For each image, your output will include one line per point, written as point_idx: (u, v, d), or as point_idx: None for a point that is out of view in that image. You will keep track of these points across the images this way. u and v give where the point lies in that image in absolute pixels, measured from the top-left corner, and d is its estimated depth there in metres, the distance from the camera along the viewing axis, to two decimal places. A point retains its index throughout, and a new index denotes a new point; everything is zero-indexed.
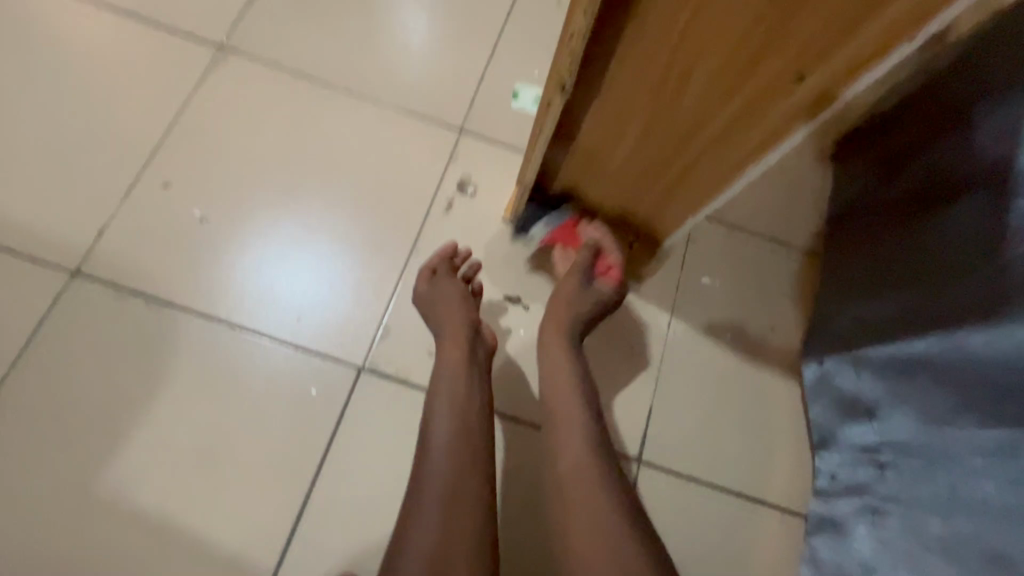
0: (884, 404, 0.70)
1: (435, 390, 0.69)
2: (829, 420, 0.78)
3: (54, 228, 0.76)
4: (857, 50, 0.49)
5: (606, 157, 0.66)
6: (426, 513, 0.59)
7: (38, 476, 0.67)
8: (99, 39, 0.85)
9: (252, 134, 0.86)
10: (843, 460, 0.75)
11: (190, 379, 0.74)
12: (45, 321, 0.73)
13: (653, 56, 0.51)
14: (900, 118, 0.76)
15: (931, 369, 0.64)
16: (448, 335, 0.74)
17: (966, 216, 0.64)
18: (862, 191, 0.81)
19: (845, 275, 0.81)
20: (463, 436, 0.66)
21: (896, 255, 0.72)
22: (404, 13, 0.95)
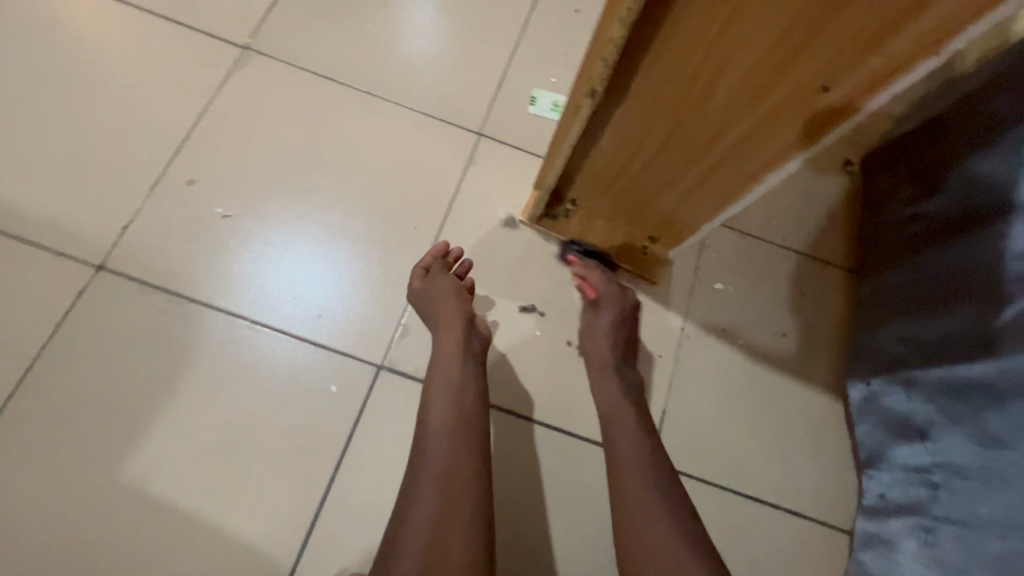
0: (935, 426, 0.70)
1: (431, 386, 0.68)
2: (875, 438, 0.78)
3: (82, 225, 0.82)
4: (885, 62, 0.48)
5: (635, 159, 0.69)
6: (421, 503, 0.58)
7: (68, 456, 0.74)
8: (136, 47, 0.91)
9: (268, 134, 0.90)
10: (893, 480, 0.74)
11: (209, 370, 0.79)
12: (71, 313, 0.79)
13: (687, 56, 0.54)
14: (924, 137, 0.83)
15: (988, 394, 0.64)
16: (447, 327, 0.73)
17: (991, 235, 0.68)
18: (895, 204, 0.86)
19: (885, 289, 0.84)
20: (462, 424, 0.64)
21: (946, 265, 0.74)
22: (424, 18, 0.99)
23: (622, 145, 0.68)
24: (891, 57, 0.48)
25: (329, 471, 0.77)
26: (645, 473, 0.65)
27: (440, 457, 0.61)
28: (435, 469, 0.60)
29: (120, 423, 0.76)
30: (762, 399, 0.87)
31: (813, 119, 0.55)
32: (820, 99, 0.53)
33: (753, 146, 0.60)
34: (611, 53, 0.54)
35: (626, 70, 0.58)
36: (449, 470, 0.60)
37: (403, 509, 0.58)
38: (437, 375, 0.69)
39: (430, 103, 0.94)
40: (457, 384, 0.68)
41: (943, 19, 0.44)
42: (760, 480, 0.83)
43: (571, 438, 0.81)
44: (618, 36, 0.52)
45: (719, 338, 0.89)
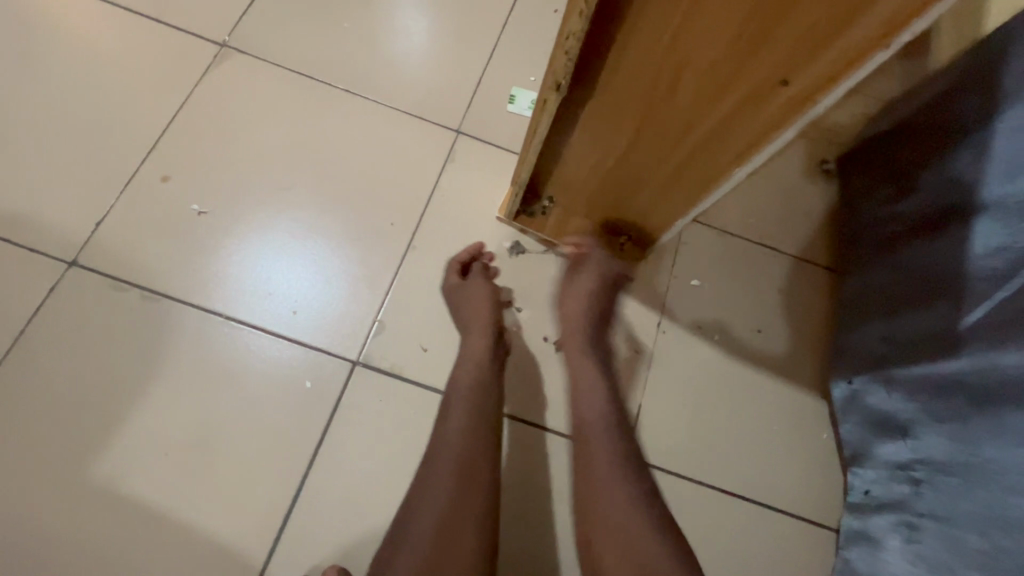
0: (917, 423, 0.66)
1: (454, 383, 0.71)
2: (861, 437, 0.75)
3: (54, 221, 0.81)
4: (842, 53, 0.49)
5: (608, 152, 0.69)
6: (435, 488, 0.61)
7: (37, 454, 0.73)
8: (112, 43, 0.91)
9: (245, 131, 0.90)
10: (879, 477, 0.71)
11: (182, 367, 0.78)
12: (42, 309, 0.78)
13: (651, 46, 0.54)
14: (903, 130, 0.81)
15: (969, 390, 0.60)
16: (479, 325, 0.77)
17: (966, 228, 0.66)
18: (876, 199, 0.84)
19: (863, 284, 0.81)
20: (476, 423, 0.67)
21: (922, 259, 0.72)
22: (403, 17, 0.99)
23: (593, 136, 0.68)
24: (848, 48, 0.49)
25: (303, 468, 0.77)
26: (615, 459, 0.65)
27: (458, 447, 0.64)
28: (453, 457, 0.63)
29: (91, 420, 0.75)
30: (737, 394, 0.87)
31: (779, 109, 0.55)
32: (782, 91, 0.54)
33: (721, 136, 0.61)
34: (574, 46, 0.54)
35: (591, 63, 0.58)
36: (461, 467, 0.62)
37: (417, 495, 0.61)
38: (460, 373, 0.72)
39: (409, 101, 0.94)
40: (478, 382, 0.71)
41: (892, 12, 0.45)
42: (735, 474, 0.84)
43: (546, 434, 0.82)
44: (580, 29, 0.53)
45: (695, 334, 0.89)
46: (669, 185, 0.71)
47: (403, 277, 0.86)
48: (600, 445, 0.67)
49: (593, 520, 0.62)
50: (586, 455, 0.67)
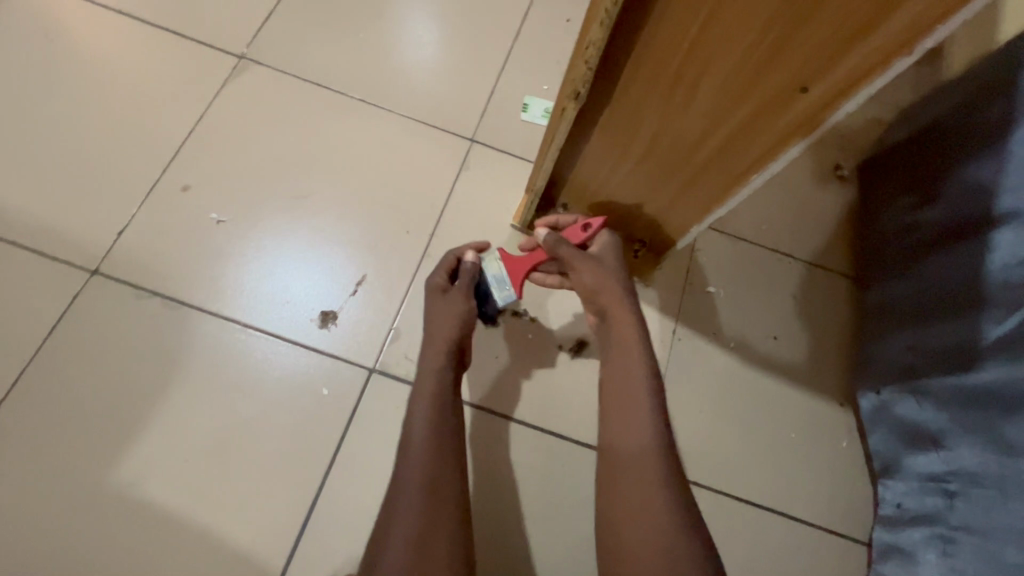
0: (948, 433, 0.63)
1: (415, 396, 0.67)
2: (891, 449, 0.71)
3: (77, 231, 0.83)
4: (860, 60, 0.49)
5: (624, 158, 0.69)
6: (401, 507, 0.58)
7: (58, 460, 0.74)
8: (134, 57, 0.93)
9: (262, 142, 0.91)
10: (909, 489, 0.67)
11: (201, 374, 0.79)
12: (65, 317, 0.79)
13: (669, 52, 0.54)
14: (926, 135, 0.80)
15: (1006, 400, 0.57)
16: (440, 334, 0.71)
17: (992, 233, 0.65)
18: (897, 205, 0.82)
19: (884, 291, 0.80)
20: (439, 440, 0.63)
21: (944, 265, 0.70)
22: (418, 28, 1.01)
23: (610, 141, 0.68)
24: (867, 55, 0.48)
25: (320, 475, 0.77)
26: (650, 439, 0.62)
27: (420, 464, 0.61)
28: (416, 476, 0.60)
29: (112, 428, 0.76)
30: (754, 402, 0.87)
31: (798, 114, 0.55)
32: (800, 98, 0.53)
33: (739, 141, 0.60)
34: (593, 56, 0.55)
35: (608, 72, 0.58)
36: (429, 488, 0.59)
37: (387, 513, 0.58)
38: (421, 385, 0.68)
39: (423, 111, 0.95)
40: (438, 395, 0.67)
41: (909, 20, 0.45)
42: (753, 483, 0.83)
43: (562, 441, 0.82)
44: (598, 38, 0.53)
45: (711, 341, 0.89)
46: (685, 189, 0.70)
47: (418, 284, 0.86)
48: (637, 429, 0.62)
49: (610, 501, 0.61)
50: (623, 436, 0.63)
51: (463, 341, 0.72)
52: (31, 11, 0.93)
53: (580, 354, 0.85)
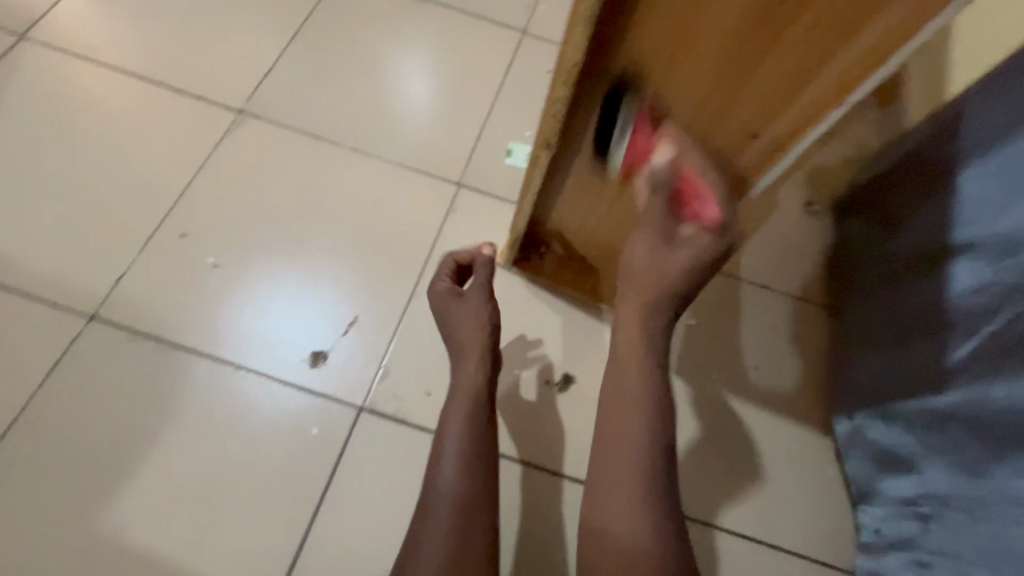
0: (918, 456, 0.64)
1: (449, 414, 0.70)
2: (865, 474, 0.71)
3: (78, 276, 0.86)
4: (803, 110, 0.56)
5: (600, 200, 0.74)
6: (432, 526, 0.62)
7: (48, 504, 0.74)
8: (139, 112, 0.98)
9: (259, 189, 0.95)
10: (886, 514, 0.67)
11: (192, 415, 0.80)
12: (61, 361, 0.81)
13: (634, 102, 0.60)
14: (889, 176, 0.84)
15: (967, 421, 0.59)
16: (470, 352, 0.74)
17: (952, 266, 0.68)
18: (866, 240, 0.86)
19: (857, 321, 0.82)
20: (468, 474, 0.65)
21: (910, 295, 0.73)
22: (408, 81, 1.07)
23: (587, 180, 0.73)
24: (806, 108, 0.55)
25: (308, 516, 0.77)
26: (641, 513, 0.58)
27: (451, 484, 0.64)
28: (450, 496, 0.64)
29: (103, 470, 0.76)
30: (740, 432, 0.88)
31: (755, 156, 0.62)
32: (754, 142, 0.60)
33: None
34: (560, 107, 0.62)
35: (577, 124, 0.65)
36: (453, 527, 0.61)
37: (416, 531, 0.62)
38: (453, 403, 0.71)
39: (412, 158, 1.00)
40: (473, 422, 0.69)
41: (842, 74, 0.52)
42: (740, 514, 0.83)
43: (550, 476, 0.82)
44: (565, 93, 0.60)
45: (694, 372, 0.91)
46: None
47: (407, 323, 0.89)
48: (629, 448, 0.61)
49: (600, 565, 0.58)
50: (616, 443, 0.61)
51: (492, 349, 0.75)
52: (43, 72, 0.99)
53: (567, 388, 0.87)
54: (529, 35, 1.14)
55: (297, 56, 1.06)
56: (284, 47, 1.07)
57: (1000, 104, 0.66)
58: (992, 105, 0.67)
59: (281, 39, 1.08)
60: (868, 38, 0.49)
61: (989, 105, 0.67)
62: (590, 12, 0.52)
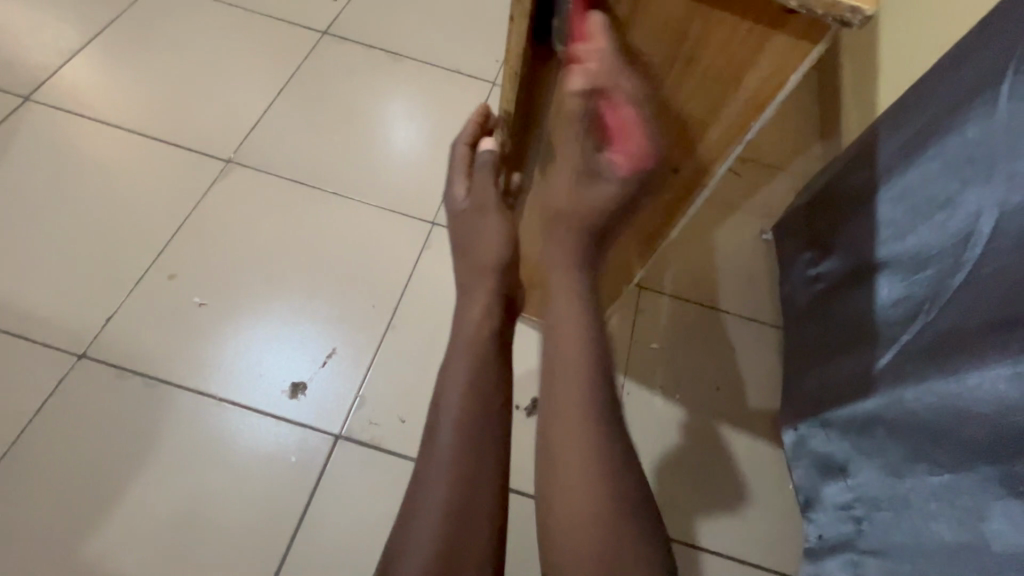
0: (852, 462, 0.73)
1: (451, 359, 0.63)
2: (810, 481, 0.80)
3: (69, 318, 0.91)
4: (711, 145, 0.63)
5: None
6: (437, 472, 0.56)
7: (32, 540, 0.77)
8: (133, 164, 1.06)
9: (244, 232, 1.02)
10: (828, 519, 0.75)
11: (175, 448, 0.84)
12: (50, 398, 0.85)
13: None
14: (814, 207, 0.93)
15: (885, 425, 0.67)
16: (476, 292, 0.67)
17: (876, 285, 0.75)
18: (803, 264, 0.94)
19: (803, 338, 0.90)
20: (475, 426, 0.59)
21: (845, 312, 0.81)
22: (385, 129, 1.16)
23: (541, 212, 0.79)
24: (714, 143, 0.63)
25: (285, 544, 0.80)
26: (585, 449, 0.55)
27: (455, 434, 0.58)
28: (452, 441, 0.58)
29: (87, 503, 0.79)
30: (702, 451, 0.92)
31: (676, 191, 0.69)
32: (673, 177, 0.68)
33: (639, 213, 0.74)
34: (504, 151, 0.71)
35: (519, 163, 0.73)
36: (458, 490, 0.56)
37: (420, 478, 0.57)
38: (456, 346, 0.64)
39: (389, 200, 1.08)
40: (482, 364, 0.63)
41: (735, 119, 0.60)
42: (703, 529, 0.87)
43: (520, 497, 0.87)
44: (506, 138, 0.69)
45: (657, 394, 0.96)
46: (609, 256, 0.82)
47: (383, 353, 0.94)
48: (572, 414, 0.57)
49: (550, 495, 0.56)
50: (559, 442, 0.56)
51: (506, 276, 0.68)
52: (45, 129, 1.07)
53: (535, 413, 0.92)
54: (499, 85, 1.24)
55: (283, 110, 1.15)
56: (271, 102, 1.16)
57: (902, 134, 0.75)
58: (897, 132, 0.76)
59: (268, 95, 1.17)
60: (751, 86, 0.56)
61: (895, 133, 0.77)
62: (512, 69, 0.60)
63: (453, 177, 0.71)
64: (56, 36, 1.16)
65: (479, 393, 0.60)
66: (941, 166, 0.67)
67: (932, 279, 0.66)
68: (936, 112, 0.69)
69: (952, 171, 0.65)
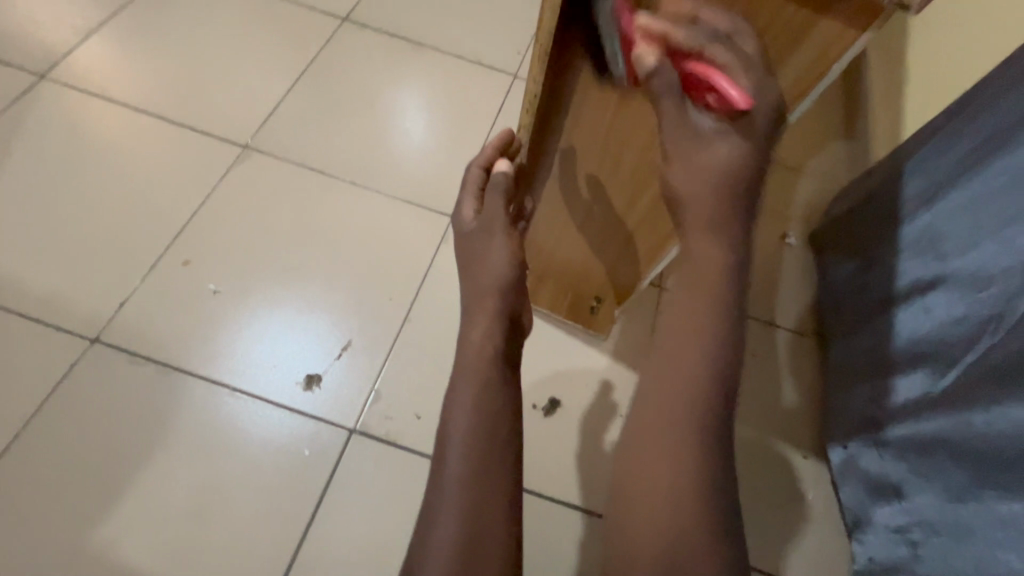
0: (907, 484, 0.71)
1: (458, 381, 0.60)
2: (860, 502, 0.79)
3: (81, 302, 0.89)
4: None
5: (571, 215, 0.80)
6: (447, 498, 0.54)
7: (40, 528, 0.75)
8: (149, 147, 1.04)
9: (260, 219, 1.00)
10: (879, 542, 0.74)
11: (186, 437, 0.82)
12: (61, 383, 0.84)
13: (595, 123, 0.66)
14: (854, 219, 0.92)
15: (947, 448, 0.65)
16: (480, 307, 0.64)
17: (930, 303, 0.73)
18: (841, 277, 0.92)
19: (844, 352, 0.88)
20: (485, 448, 0.56)
21: (893, 327, 0.79)
22: (403, 120, 1.14)
23: (561, 197, 0.78)
24: None
25: (297, 539, 0.78)
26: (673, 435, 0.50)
27: (463, 461, 0.55)
28: (461, 467, 0.55)
29: (99, 490, 0.78)
30: None
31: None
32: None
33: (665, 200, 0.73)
34: (525, 135, 0.67)
35: (540, 149, 0.71)
36: (471, 517, 0.53)
37: (432, 501, 0.55)
38: (464, 366, 0.61)
39: (408, 192, 1.06)
40: (489, 387, 0.60)
41: None
42: None
43: (536, 498, 0.85)
44: (529, 122, 0.66)
45: None
46: (625, 248, 0.82)
47: (399, 348, 0.92)
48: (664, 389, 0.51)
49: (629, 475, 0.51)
50: (648, 444, 0.50)
51: (511, 296, 0.65)
52: (59, 109, 1.05)
53: (552, 413, 0.91)
54: (519, 77, 1.21)
55: (301, 96, 1.13)
56: (289, 88, 1.14)
57: (957, 148, 0.73)
58: (945, 151, 0.75)
59: (287, 79, 1.15)
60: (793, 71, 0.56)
61: (947, 148, 0.75)
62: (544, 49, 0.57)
63: (462, 197, 0.70)
64: (71, 14, 1.14)
65: (487, 418, 0.57)
66: (1004, 181, 0.65)
67: (995, 299, 0.64)
68: (994, 128, 0.68)
69: (1005, 193, 0.65)
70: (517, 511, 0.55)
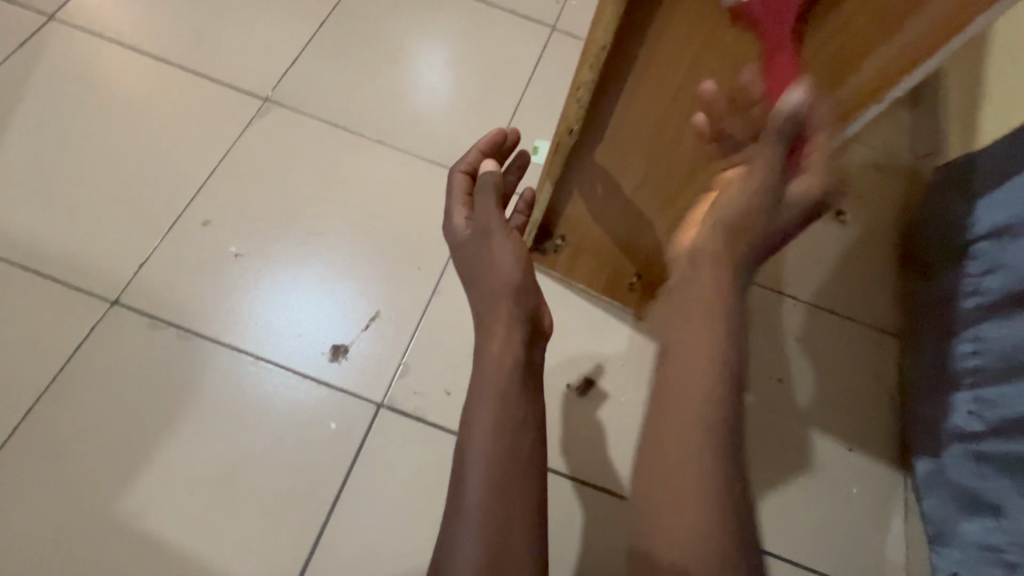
0: (1006, 502, 0.67)
1: (476, 392, 0.57)
2: (943, 513, 0.75)
3: (99, 261, 0.86)
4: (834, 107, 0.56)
5: (621, 188, 0.74)
6: (466, 517, 0.51)
7: (64, 491, 0.74)
8: (164, 97, 0.98)
9: (282, 178, 0.94)
10: (966, 559, 0.70)
11: (209, 405, 0.80)
12: (81, 346, 0.81)
13: (662, 82, 0.60)
14: (925, 226, 0.92)
15: None
16: (499, 313, 0.60)
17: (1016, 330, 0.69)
18: (915, 292, 0.92)
19: (921, 361, 0.86)
20: (507, 462, 0.53)
21: (960, 340, 0.78)
22: (433, 74, 1.05)
23: (611, 165, 0.71)
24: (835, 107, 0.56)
25: (323, 511, 0.77)
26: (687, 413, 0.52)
27: (479, 481, 0.52)
28: (481, 486, 0.52)
29: (122, 457, 0.77)
30: (761, 445, 0.87)
31: None
32: None
33: None
34: (584, 94, 0.62)
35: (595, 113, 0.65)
36: (494, 534, 0.50)
37: (450, 518, 0.52)
38: (482, 379, 0.57)
39: (437, 153, 0.99)
40: (509, 399, 0.56)
41: None
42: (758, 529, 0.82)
43: (568, 480, 0.81)
44: (588, 79, 0.60)
45: None
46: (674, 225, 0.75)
47: (427, 320, 0.88)
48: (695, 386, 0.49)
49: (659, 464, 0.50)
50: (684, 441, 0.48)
51: (526, 301, 0.61)
52: (70, 54, 0.99)
53: (587, 393, 0.86)
54: (559, 31, 1.12)
55: (325, 46, 1.05)
56: (311, 35, 1.06)
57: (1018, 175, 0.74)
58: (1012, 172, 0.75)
59: (309, 26, 1.06)
60: None
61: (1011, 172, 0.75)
62: None
63: (450, 206, 0.67)
64: None
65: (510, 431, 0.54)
66: None
67: None
68: None
69: None
70: (541, 527, 0.53)
